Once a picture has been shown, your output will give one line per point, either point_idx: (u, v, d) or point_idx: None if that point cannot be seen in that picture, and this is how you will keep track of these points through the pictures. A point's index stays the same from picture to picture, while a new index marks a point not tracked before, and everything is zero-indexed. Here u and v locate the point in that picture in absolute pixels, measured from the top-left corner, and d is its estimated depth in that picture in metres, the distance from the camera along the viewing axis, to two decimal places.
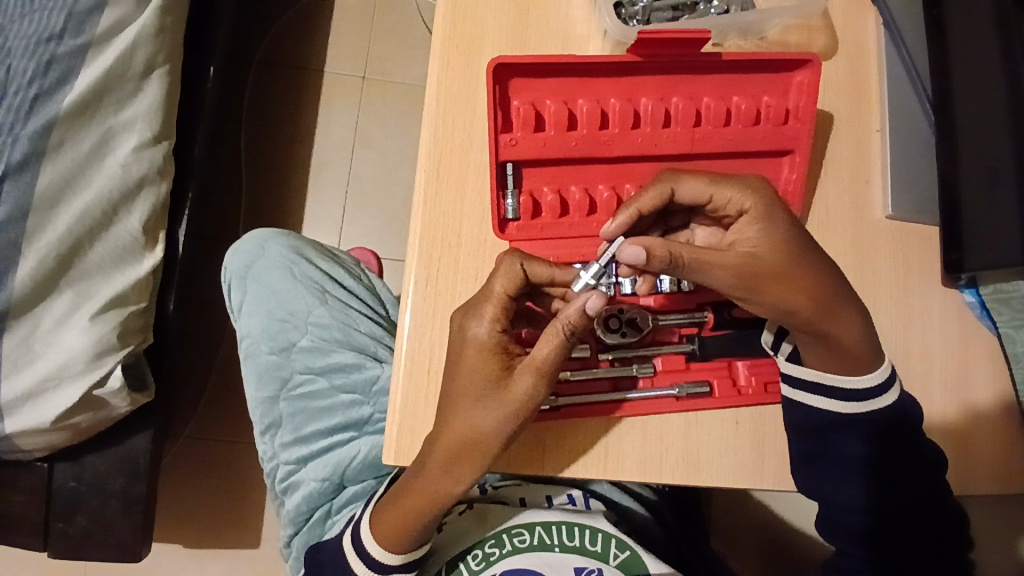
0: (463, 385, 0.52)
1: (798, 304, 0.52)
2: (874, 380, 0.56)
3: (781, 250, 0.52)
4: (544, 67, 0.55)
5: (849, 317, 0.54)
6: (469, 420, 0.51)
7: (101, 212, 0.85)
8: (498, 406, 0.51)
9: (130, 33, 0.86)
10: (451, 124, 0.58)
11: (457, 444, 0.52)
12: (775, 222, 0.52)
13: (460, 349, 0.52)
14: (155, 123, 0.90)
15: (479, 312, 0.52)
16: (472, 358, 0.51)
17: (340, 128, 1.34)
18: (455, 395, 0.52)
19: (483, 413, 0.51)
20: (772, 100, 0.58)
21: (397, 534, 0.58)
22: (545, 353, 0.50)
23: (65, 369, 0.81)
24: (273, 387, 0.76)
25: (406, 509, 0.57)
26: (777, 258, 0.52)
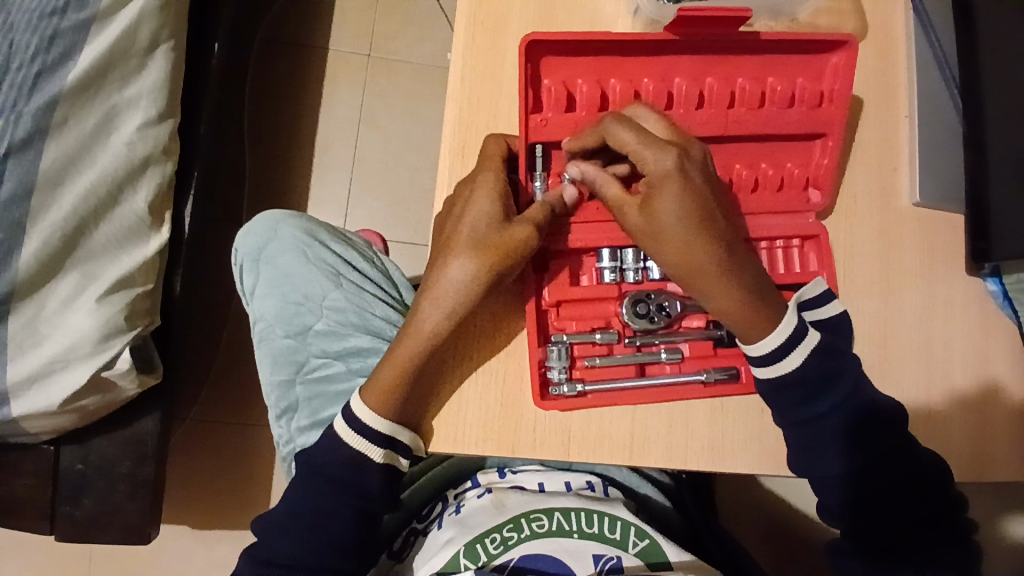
0: (462, 241, 0.52)
1: (679, 270, 0.52)
2: (776, 344, 0.54)
3: (681, 210, 0.51)
4: (578, 44, 0.54)
5: (716, 285, 0.53)
6: (471, 272, 0.51)
7: (107, 192, 0.83)
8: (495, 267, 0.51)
9: (134, 7, 0.83)
10: (478, 104, 0.57)
11: (452, 298, 0.52)
12: (688, 188, 0.51)
13: (468, 202, 0.53)
14: (160, 101, 0.88)
15: (489, 180, 0.53)
16: (477, 220, 0.52)
17: (345, 107, 1.32)
18: (458, 247, 0.52)
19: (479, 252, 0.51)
20: (807, 82, 0.57)
21: (387, 404, 0.54)
22: (536, 212, 0.52)
23: (72, 351, 0.80)
24: (289, 370, 0.75)
25: (399, 363, 0.54)
26: (682, 218, 0.51)
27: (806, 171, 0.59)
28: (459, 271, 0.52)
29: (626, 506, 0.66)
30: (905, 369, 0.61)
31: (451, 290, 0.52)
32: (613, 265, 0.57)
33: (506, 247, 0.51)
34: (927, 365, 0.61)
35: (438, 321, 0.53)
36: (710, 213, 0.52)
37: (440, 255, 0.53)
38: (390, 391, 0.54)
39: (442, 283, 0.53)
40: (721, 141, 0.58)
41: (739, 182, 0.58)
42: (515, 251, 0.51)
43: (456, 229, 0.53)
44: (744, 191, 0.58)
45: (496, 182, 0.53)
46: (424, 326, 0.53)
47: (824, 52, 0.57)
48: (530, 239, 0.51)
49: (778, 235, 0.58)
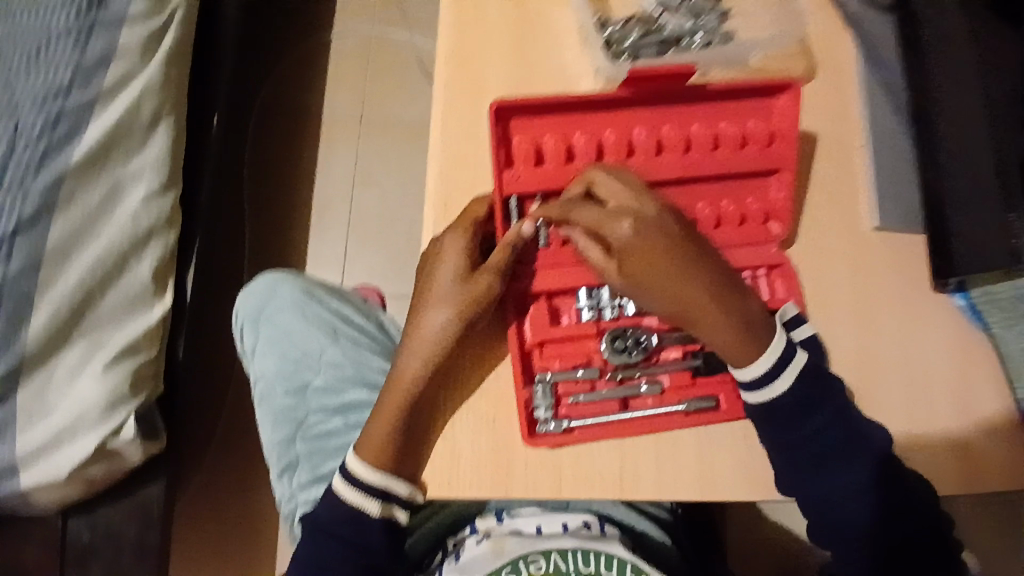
0: (435, 295, 0.56)
1: (669, 308, 0.56)
2: (761, 371, 0.57)
3: (650, 253, 0.55)
4: (542, 105, 0.58)
5: (716, 325, 0.56)
6: (443, 319, 0.55)
7: (112, 261, 0.87)
8: (463, 312, 0.55)
9: (136, 86, 0.91)
10: (457, 163, 0.61)
11: (428, 345, 0.56)
12: (657, 228, 0.55)
13: (437, 258, 0.57)
14: (162, 173, 0.93)
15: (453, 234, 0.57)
16: (444, 272, 0.56)
17: (340, 168, 1.38)
18: (431, 299, 0.56)
19: (450, 304, 0.55)
20: (757, 123, 0.61)
21: (378, 454, 0.57)
22: (499, 259, 0.56)
23: (81, 418, 0.82)
24: (289, 427, 0.77)
25: (387, 413, 0.56)
26: (654, 262, 0.55)
27: (765, 205, 0.62)
28: (433, 320, 0.56)
29: (622, 543, 0.67)
30: (885, 389, 0.62)
31: (429, 340, 0.56)
32: (590, 303, 0.60)
33: (472, 293, 0.55)
34: (905, 385, 0.63)
35: (417, 368, 0.56)
36: (682, 252, 0.55)
37: (417, 308, 0.57)
38: (381, 441, 0.56)
39: (421, 332, 0.56)
40: (682, 183, 0.61)
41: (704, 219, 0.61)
42: (480, 296, 0.55)
43: (429, 282, 0.57)
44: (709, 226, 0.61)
45: (460, 234, 0.57)
46: (406, 374, 0.56)
47: (770, 95, 0.61)
48: (493, 284, 0.55)
49: (745, 265, 0.61)
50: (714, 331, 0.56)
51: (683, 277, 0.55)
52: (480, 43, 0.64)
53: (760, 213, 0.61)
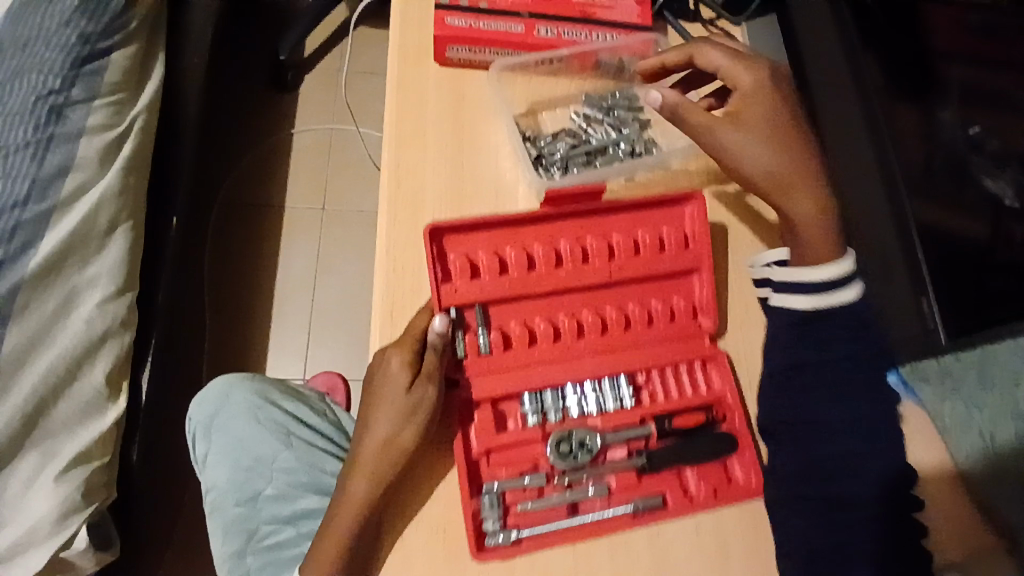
0: (377, 406, 0.56)
1: (770, 156, 0.63)
2: (830, 275, 0.60)
3: (773, 127, 0.64)
4: (473, 224, 0.61)
5: (801, 195, 0.64)
6: (388, 432, 0.55)
7: (65, 369, 0.86)
8: (407, 422, 0.55)
9: (92, 195, 0.93)
10: (401, 272, 0.63)
11: (375, 461, 0.54)
12: (769, 112, 0.64)
13: (378, 374, 0.57)
14: (118, 278, 0.95)
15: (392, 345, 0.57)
16: (384, 384, 0.56)
17: (301, 257, 1.40)
18: (373, 410, 0.56)
19: (391, 415, 0.55)
20: (671, 230, 0.65)
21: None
22: (433, 365, 0.56)
23: (31, 534, 0.80)
24: (240, 540, 0.74)
25: (335, 537, 0.54)
26: (776, 127, 0.64)
27: (690, 302, 0.66)
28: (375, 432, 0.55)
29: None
30: None
31: (371, 452, 0.55)
32: (534, 407, 0.60)
33: (415, 403, 0.55)
34: None
35: (365, 486, 0.54)
36: (793, 145, 0.64)
37: (361, 424, 0.56)
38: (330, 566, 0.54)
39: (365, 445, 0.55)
40: (611, 288, 0.64)
41: (635, 319, 0.64)
42: (421, 404, 0.55)
43: (370, 397, 0.56)
44: (640, 325, 0.64)
45: (400, 343, 0.57)
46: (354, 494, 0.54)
47: (679, 204, 0.66)
48: (431, 391, 0.55)
49: (677, 360, 0.64)
50: (803, 207, 0.63)
51: (783, 148, 0.63)
52: (419, 158, 0.67)
53: (686, 310, 0.65)
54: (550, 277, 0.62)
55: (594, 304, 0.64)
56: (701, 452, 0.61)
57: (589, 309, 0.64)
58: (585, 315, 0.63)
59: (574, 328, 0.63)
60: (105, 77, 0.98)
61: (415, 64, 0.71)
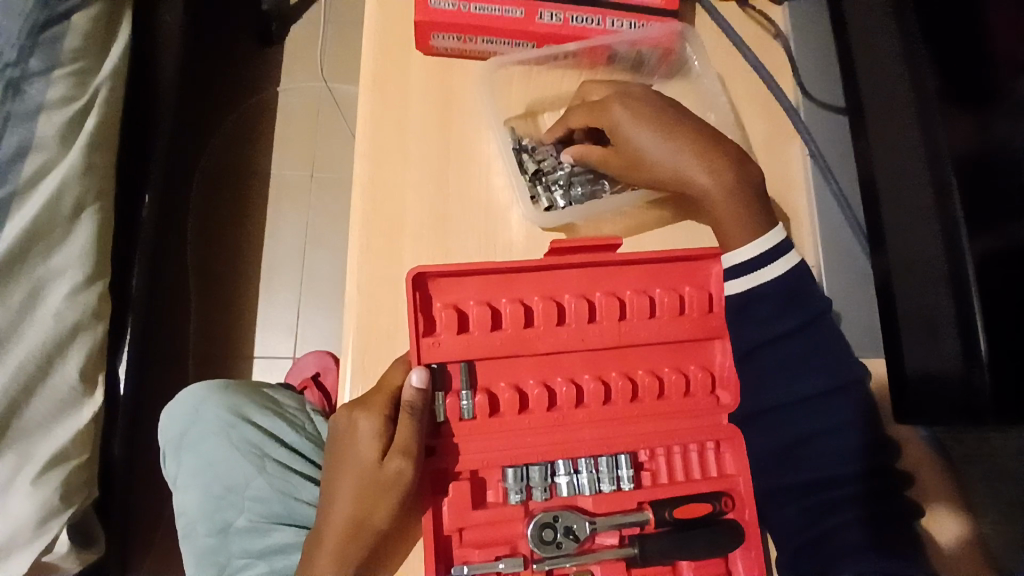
0: (343, 476, 0.48)
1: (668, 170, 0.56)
2: (757, 251, 0.53)
3: (656, 121, 0.56)
4: (463, 271, 0.50)
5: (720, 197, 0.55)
6: (356, 509, 0.47)
7: (36, 366, 0.80)
8: (377, 501, 0.47)
9: (54, 179, 0.84)
10: (375, 309, 0.56)
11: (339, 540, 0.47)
12: (648, 104, 0.57)
13: (348, 436, 0.49)
14: (88, 264, 0.86)
15: (369, 402, 0.49)
16: (356, 451, 0.48)
17: (289, 229, 1.31)
18: (339, 480, 0.48)
19: (358, 490, 0.47)
20: (694, 290, 0.55)
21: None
22: (409, 435, 0.48)
23: (11, 541, 0.78)
24: (213, 572, 0.71)
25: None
26: (656, 127, 0.56)
27: (710, 371, 0.56)
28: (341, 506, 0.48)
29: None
30: None
31: (335, 531, 0.48)
32: (519, 485, 0.51)
33: (389, 481, 0.47)
34: None
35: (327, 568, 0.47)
36: (679, 133, 0.56)
37: (329, 490, 0.49)
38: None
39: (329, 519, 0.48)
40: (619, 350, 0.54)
41: (644, 387, 0.54)
42: (395, 482, 0.47)
43: (337, 462, 0.49)
44: (650, 398, 0.55)
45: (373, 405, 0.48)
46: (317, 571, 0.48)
47: (706, 261, 0.56)
48: (406, 468, 0.47)
49: (689, 441, 0.55)
50: (721, 213, 0.55)
51: (681, 144, 0.56)
52: (399, 172, 0.58)
53: (705, 383, 0.55)
54: (550, 341, 0.52)
55: (597, 366, 0.55)
56: (707, 549, 0.51)
57: (591, 374, 0.54)
58: (586, 380, 0.54)
59: (573, 396, 0.53)
60: (66, 42, 0.88)
61: (396, 56, 0.62)
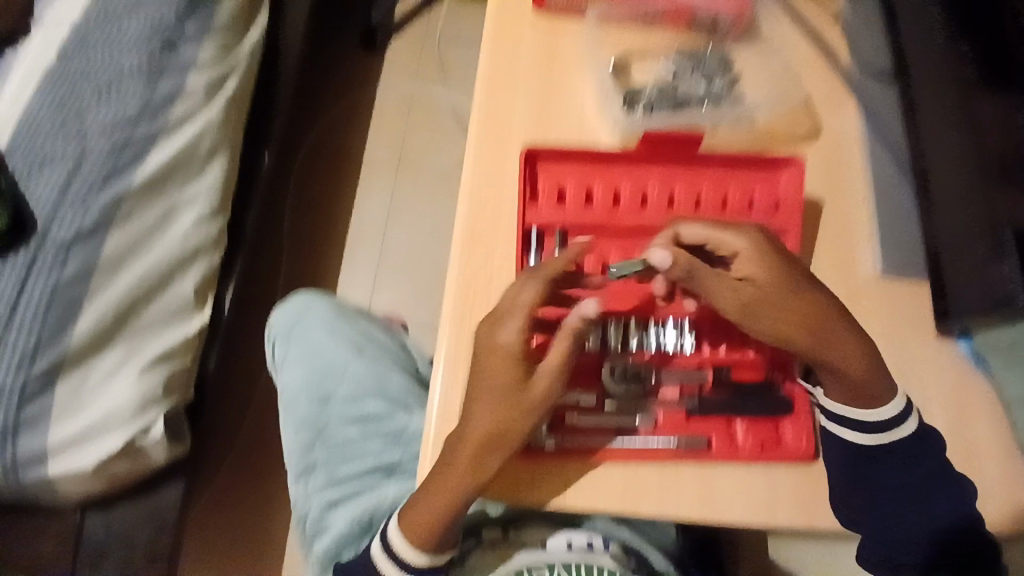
0: (487, 387, 0.58)
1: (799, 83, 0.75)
2: (893, 411, 0.61)
3: (786, 278, 0.60)
4: (568, 155, 0.67)
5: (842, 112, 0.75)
6: (498, 417, 0.57)
7: (159, 276, 0.95)
8: (523, 405, 0.57)
9: (197, 124, 1.00)
10: (483, 192, 0.67)
11: (489, 434, 0.57)
12: (779, 251, 0.61)
13: (498, 354, 0.58)
14: (213, 202, 1.03)
15: (504, 321, 0.59)
16: (500, 363, 0.57)
17: (376, 203, 1.46)
18: (486, 392, 0.58)
19: (506, 404, 0.57)
20: (763, 191, 0.67)
21: (431, 525, 0.60)
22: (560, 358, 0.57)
23: (112, 417, 0.87)
24: (309, 434, 0.80)
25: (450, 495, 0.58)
26: (779, 282, 0.59)
27: None
28: (489, 413, 0.57)
29: (615, 560, 0.68)
30: None
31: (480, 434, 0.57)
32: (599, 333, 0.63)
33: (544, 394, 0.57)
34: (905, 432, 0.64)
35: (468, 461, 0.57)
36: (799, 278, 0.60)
37: (472, 398, 0.58)
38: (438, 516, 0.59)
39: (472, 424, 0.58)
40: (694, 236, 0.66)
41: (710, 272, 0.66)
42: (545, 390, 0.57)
43: (487, 377, 0.58)
44: None
45: (518, 327, 0.58)
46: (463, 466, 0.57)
47: (776, 168, 0.67)
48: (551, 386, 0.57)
49: None
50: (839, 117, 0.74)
51: (789, 306, 0.59)
52: (512, 92, 0.71)
53: None
54: (636, 220, 0.66)
55: None
56: (755, 408, 0.63)
57: None
58: None
59: None
60: (217, 16, 1.04)
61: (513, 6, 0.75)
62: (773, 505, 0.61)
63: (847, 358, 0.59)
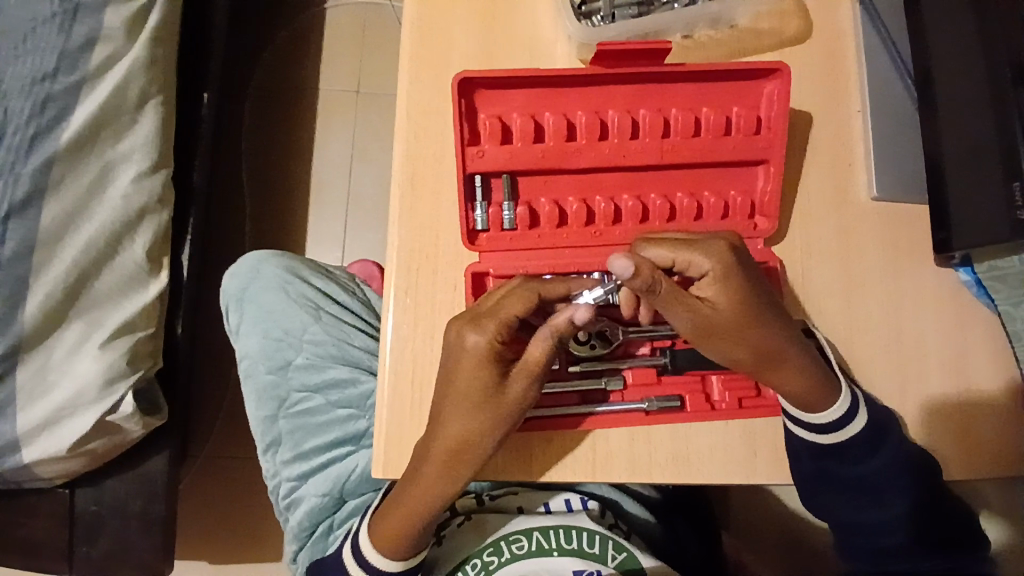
0: (460, 397, 0.51)
1: None
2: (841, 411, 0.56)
3: (750, 308, 0.51)
4: (511, 80, 0.56)
5: None
6: (469, 426, 0.52)
7: (105, 243, 0.82)
8: (489, 413, 0.52)
9: (120, 68, 0.83)
10: (422, 137, 0.59)
11: (452, 444, 0.52)
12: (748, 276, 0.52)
13: (466, 360, 0.51)
14: (154, 152, 0.86)
15: (479, 324, 0.51)
16: (470, 367, 0.51)
17: (338, 145, 1.25)
18: (456, 405, 0.51)
19: (479, 412, 0.51)
20: (743, 110, 0.58)
21: (405, 531, 0.57)
22: (540, 357, 0.51)
23: (78, 397, 0.79)
24: (272, 406, 0.77)
25: (419, 501, 0.55)
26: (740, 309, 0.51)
27: (751, 197, 0.60)
28: (461, 426, 0.52)
29: (594, 518, 0.66)
30: (871, 357, 0.60)
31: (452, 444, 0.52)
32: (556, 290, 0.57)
33: (515, 404, 0.51)
34: (902, 372, 0.60)
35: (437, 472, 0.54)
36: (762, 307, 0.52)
37: (439, 405, 0.52)
38: (408, 520, 0.57)
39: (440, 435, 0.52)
40: (660, 170, 0.59)
41: (681, 209, 0.59)
42: (516, 397, 0.51)
43: (451, 380, 0.52)
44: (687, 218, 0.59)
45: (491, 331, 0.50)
46: (433, 475, 0.54)
47: (759, 78, 0.58)
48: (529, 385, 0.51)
49: None
50: None
51: (740, 334, 0.52)
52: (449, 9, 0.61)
53: (745, 206, 0.59)
54: (595, 157, 0.57)
55: (637, 190, 0.59)
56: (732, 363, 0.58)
57: (629, 194, 0.59)
58: (625, 199, 0.59)
59: (610, 213, 0.58)
60: None
61: None
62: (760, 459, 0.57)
63: (791, 379, 0.54)
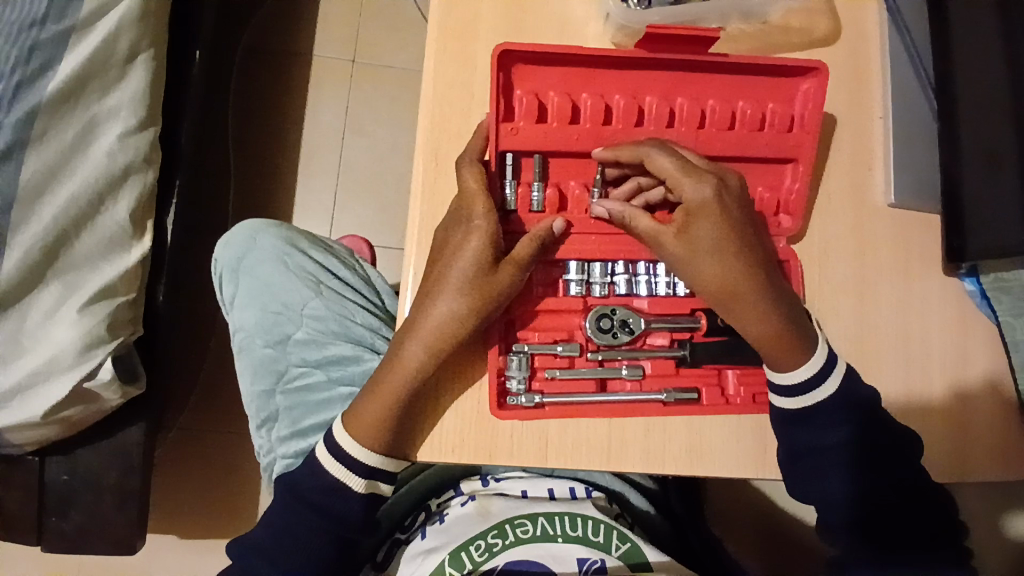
0: (454, 270, 0.53)
1: None
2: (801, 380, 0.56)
3: (710, 244, 0.54)
4: (551, 57, 0.56)
5: None
6: (457, 319, 0.52)
7: (88, 202, 0.77)
8: (473, 298, 0.52)
9: (112, 18, 0.77)
10: (448, 109, 0.57)
11: (432, 333, 0.53)
12: (717, 224, 0.54)
13: (458, 236, 0.53)
14: (143, 109, 0.81)
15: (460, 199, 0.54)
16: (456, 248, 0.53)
17: (329, 115, 1.19)
18: (446, 285, 0.53)
19: (474, 302, 0.52)
20: (777, 106, 0.60)
21: (376, 425, 0.54)
22: (525, 249, 0.54)
23: (53, 362, 0.74)
24: (269, 380, 0.75)
25: (383, 387, 0.54)
26: (717, 237, 0.54)
27: (776, 194, 0.62)
28: (447, 308, 0.53)
29: (600, 507, 0.67)
30: (880, 358, 0.61)
31: (439, 327, 0.53)
32: (580, 277, 0.59)
33: (486, 282, 0.52)
34: (905, 380, 0.61)
35: (420, 353, 0.53)
36: (735, 244, 0.55)
37: (424, 291, 0.54)
38: (383, 411, 0.54)
39: (427, 317, 0.53)
40: None
41: None
42: (501, 287, 0.53)
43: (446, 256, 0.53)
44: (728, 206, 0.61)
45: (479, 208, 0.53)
46: (408, 353, 0.54)
47: (796, 77, 0.60)
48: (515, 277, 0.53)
49: None
50: None
51: (700, 269, 0.55)
52: None
53: (770, 201, 0.61)
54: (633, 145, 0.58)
55: None
56: (750, 357, 0.59)
57: None
58: None
59: None
60: None
61: None
62: (770, 457, 0.58)
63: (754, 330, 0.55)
